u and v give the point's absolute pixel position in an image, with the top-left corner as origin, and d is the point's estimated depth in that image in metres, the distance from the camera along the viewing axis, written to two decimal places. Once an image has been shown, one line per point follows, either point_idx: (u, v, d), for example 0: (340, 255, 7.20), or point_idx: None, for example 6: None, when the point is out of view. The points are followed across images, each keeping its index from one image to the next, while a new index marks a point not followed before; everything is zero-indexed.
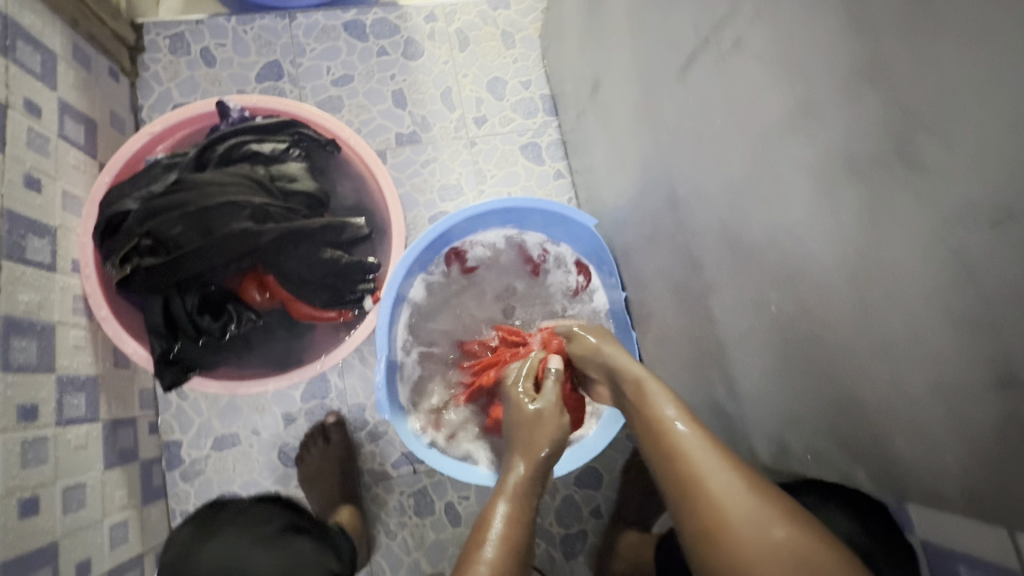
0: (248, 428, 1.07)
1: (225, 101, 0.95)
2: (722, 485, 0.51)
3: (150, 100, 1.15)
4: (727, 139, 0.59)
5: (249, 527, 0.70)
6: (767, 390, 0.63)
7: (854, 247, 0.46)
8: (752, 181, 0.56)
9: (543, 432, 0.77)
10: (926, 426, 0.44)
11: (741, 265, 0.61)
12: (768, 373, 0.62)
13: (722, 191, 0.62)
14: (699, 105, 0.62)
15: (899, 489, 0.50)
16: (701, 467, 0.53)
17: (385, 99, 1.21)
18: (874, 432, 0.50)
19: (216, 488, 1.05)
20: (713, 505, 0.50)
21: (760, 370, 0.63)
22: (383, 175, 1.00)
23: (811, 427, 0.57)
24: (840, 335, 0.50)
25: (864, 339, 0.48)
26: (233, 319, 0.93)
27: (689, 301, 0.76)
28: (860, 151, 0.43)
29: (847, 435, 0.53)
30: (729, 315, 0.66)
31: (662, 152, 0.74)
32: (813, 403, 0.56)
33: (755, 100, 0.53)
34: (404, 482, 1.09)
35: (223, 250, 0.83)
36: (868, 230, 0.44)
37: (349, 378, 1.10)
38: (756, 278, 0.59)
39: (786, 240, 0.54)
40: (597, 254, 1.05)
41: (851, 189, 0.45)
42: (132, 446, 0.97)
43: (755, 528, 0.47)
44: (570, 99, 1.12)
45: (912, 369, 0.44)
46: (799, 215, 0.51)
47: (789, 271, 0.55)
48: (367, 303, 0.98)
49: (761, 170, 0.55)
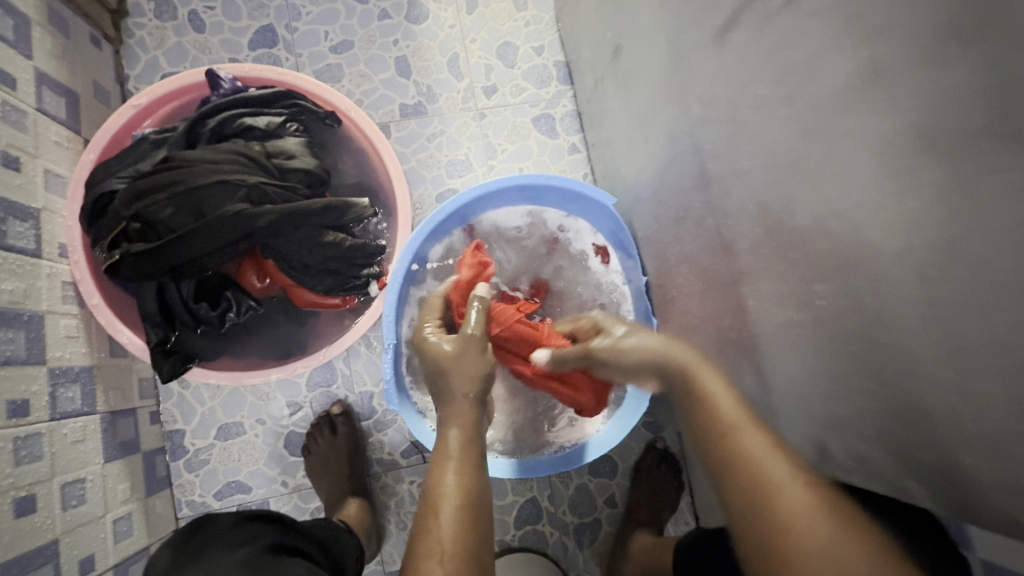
0: (253, 418, 1.04)
1: (215, 70, 0.88)
2: (801, 517, 0.45)
3: (136, 70, 1.07)
4: (776, 112, 0.52)
5: (232, 551, 0.64)
6: (805, 394, 0.58)
7: (925, 236, 0.39)
8: (801, 161, 0.50)
9: (459, 380, 0.72)
10: (999, 439, 0.38)
11: (781, 253, 0.55)
12: (806, 372, 0.56)
13: (764, 170, 0.55)
14: (739, 73, 0.55)
15: (962, 506, 0.43)
16: (771, 477, 0.49)
17: (387, 67, 1.12)
18: (933, 443, 0.44)
19: (222, 479, 1.02)
20: (780, 520, 0.46)
21: (797, 369, 0.58)
22: (386, 149, 0.92)
23: (853, 429, 0.52)
24: (902, 335, 0.44)
25: (928, 338, 0.41)
26: (232, 307, 0.86)
27: (719, 290, 0.70)
28: (949, 122, 0.36)
29: (897, 441, 0.47)
30: (764, 307, 0.61)
31: (694, 126, 0.67)
32: (860, 406, 0.50)
33: (810, 67, 0.46)
34: (414, 471, 1.07)
35: (216, 234, 0.77)
36: (944, 214, 0.37)
37: (355, 365, 1.06)
38: (802, 268, 0.53)
39: (840, 227, 0.47)
40: (618, 240, 1.00)
41: (932, 169, 0.38)
42: (132, 436, 0.93)
43: (830, 546, 0.43)
44: (587, 66, 1.04)
45: (989, 378, 0.38)
46: (859, 197, 0.44)
47: (842, 259, 0.48)
48: (372, 289, 0.92)
49: (814, 149, 0.48)
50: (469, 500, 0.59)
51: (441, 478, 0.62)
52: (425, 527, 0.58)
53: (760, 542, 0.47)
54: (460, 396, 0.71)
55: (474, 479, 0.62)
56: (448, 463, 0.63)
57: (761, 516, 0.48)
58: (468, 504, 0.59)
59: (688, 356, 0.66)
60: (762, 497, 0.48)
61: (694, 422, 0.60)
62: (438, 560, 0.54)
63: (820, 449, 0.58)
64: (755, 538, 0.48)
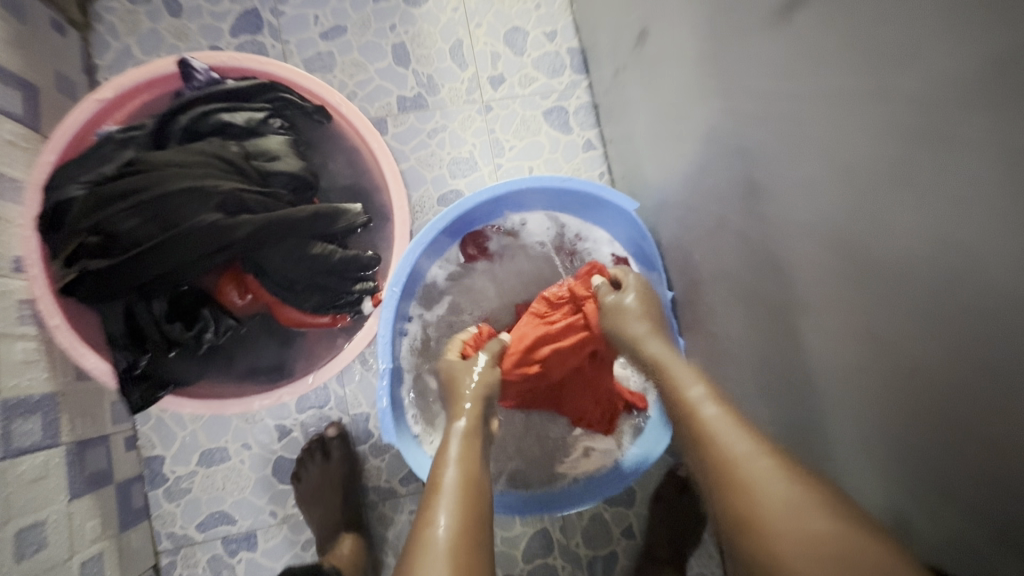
0: (238, 442, 0.95)
1: (187, 59, 0.77)
2: (764, 482, 0.47)
3: (107, 59, 0.97)
4: (856, 114, 0.41)
5: None
6: (873, 444, 0.50)
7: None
8: (889, 178, 0.39)
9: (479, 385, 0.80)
10: None
11: (852, 284, 0.46)
12: (874, 418, 0.48)
13: (836, 188, 0.45)
14: (809, 61, 0.45)
15: None
16: (735, 451, 0.51)
17: (384, 55, 1.02)
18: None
19: (205, 509, 0.94)
20: (742, 485, 0.48)
21: (860, 412, 0.50)
22: (382, 149, 0.83)
23: (937, 495, 0.44)
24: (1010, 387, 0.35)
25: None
26: (209, 326, 0.77)
27: (770, 321, 0.60)
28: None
29: (993, 511, 0.39)
30: (826, 346, 0.52)
31: (741, 125, 0.57)
32: (952, 474, 0.42)
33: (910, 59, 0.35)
34: (415, 499, 0.98)
35: (188, 247, 0.68)
36: None
37: (350, 385, 0.97)
38: (881, 312, 0.44)
39: (941, 253, 0.37)
40: (639, 248, 0.90)
41: None
42: (105, 466, 0.85)
43: (794, 513, 0.43)
44: (605, 53, 0.93)
45: None
46: (967, 236, 0.34)
47: (935, 306, 0.38)
48: (366, 306, 0.82)
49: (920, 176, 0.37)
50: (472, 490, 0.63)
51: (445, 462, 0.66)
52: (428, 506, 0.61)
53: (728, 514, 0.48)
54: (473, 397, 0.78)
55: (475, 467, 0.67)
56: (448, 453, 0.68)
57: (724, 488, 0.49)
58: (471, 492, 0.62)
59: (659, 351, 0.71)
60: (723, 467, 0.51)
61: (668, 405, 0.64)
62: (438, 531, 0.56)
63: (900, 516, 0.50)
64: (728, 514, 0.48)
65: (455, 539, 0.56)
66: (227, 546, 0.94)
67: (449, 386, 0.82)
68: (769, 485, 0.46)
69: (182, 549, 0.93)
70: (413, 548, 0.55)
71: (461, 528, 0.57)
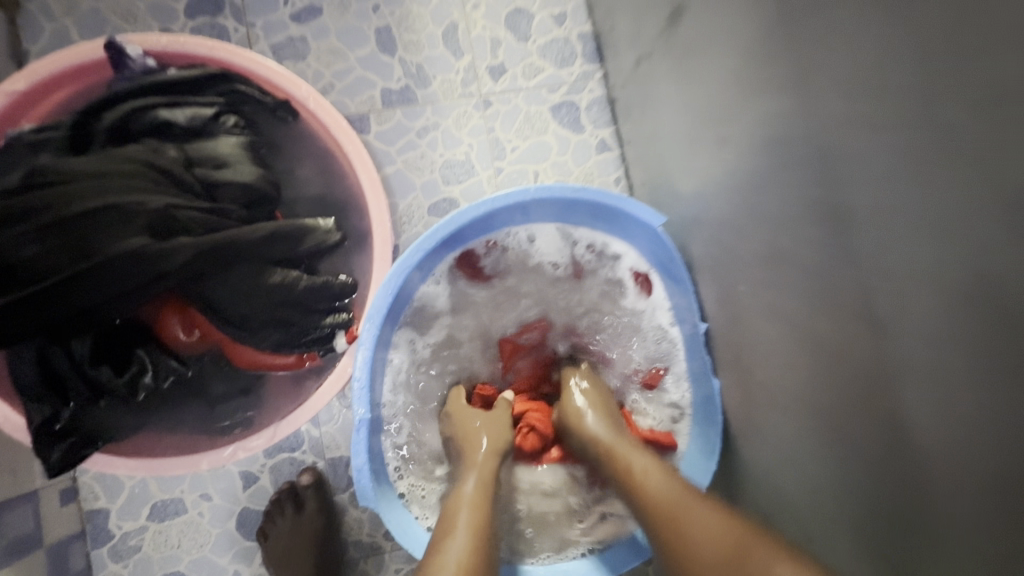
0: (196, 492, 0.82)
1: (118, 43, 0.63)
2: (689, 515, 0.53)
3: (39, 45, 0.82)
4: None
5: None
6: (961, 529, 0.38)
7: None
8: None
9: (490, 429, 0.71)
10: None
11: (979, 337, 0.34)
12: (959, 490, 0.38)
13: (1005, 222, 0.31)
14: (962, 37, 0.31)
15: None
16: (658, 496, 0.56)
17: (366, 40, 0.87)
18: None
19: (158, 570, 0.81)
20: (672, 525, 0.53)
21: (942, 483, 0.39)
22: (359, 153, 0.69)
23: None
24: None
25: None
26: (147, 369, 0.64)
27: (850, 384, 0.46)
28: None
29: None
30: (935, 428, 0.39)
31: (822, 129, 0.43)
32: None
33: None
34: (402, 556, 0.84)
35: (111, 279, 0.55)
36: None
37: (326, 425, 0.83)
38: None
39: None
40: (665, 270, 0.76)
41: None
42: (30, 530, 0.71)
43: (704, 527, 0.52)
44: (625, 38, 0.78)
45: None
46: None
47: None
48: (339, 342, 0.69)
49: None
50: (485, 528, 0.57)
51: (461, 492, 0.62)
52: (439, 544, 0.56)
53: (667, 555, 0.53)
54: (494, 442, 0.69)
55: (489, 508, 0.60)
56: (468, 478, 0.64)
57: (659, 532, 0.54)
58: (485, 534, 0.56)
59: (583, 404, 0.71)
60: (655, 515, 0.55)
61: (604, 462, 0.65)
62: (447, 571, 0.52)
63: None
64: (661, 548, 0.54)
65: (467, 565, 0.53)
66: None
67: (457, 428, 0.73)
68: (694, 521, 0.52)
69: None
70: None
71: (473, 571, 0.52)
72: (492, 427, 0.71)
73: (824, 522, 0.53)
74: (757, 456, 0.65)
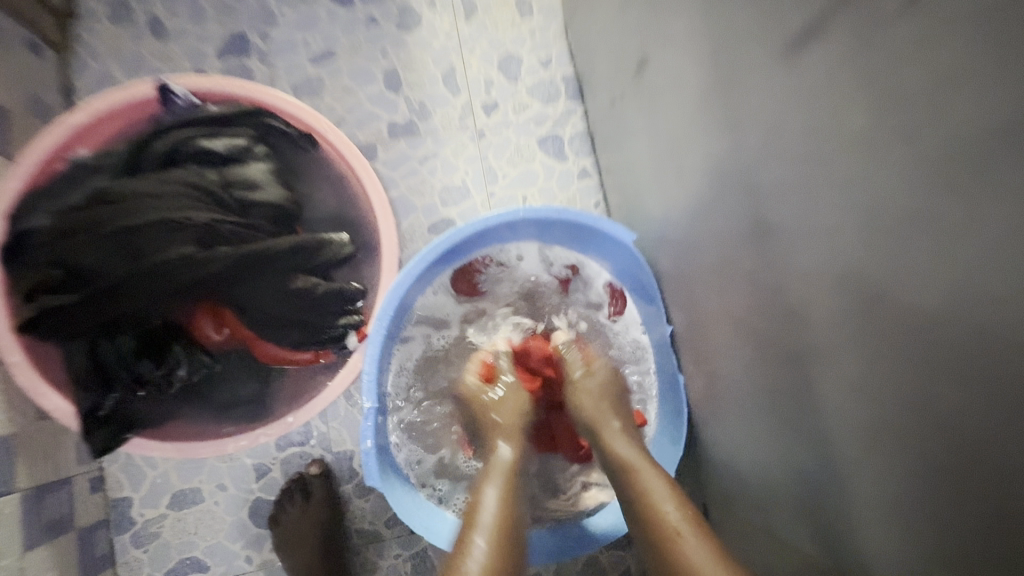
0: (212, 483, 0.89)
1: (167, 84, 0.74)
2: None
3: (86, 81, 0.93)
4: (892, 157, 0.39)
5: None
6: (861, 468, 0.50)
7: (954, 269, 0.37)
8: (892, 213, 0.40)
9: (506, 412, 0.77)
10: None
11: (869, 320, 0.45)
12: (852, 435, 0.50)
13: (873, 230, 0.42)
14: (831, 98, 0.43)
15: None
16: None
17: (374, 80, 0.99)
18: (991, 498, 0.38)
19: (176, 555, 0.88)
20: None
21: (841, 432, 0.51)
22: (370, 179, 0.80)
23: (913, 512, 0.45)
24: (955, 389, 0.38)
25: (972, 376, 0.37)
26: (181, 364, 0.72)
27: (785, 367, 0.57)
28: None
29: (965, 510, 0.40)
30: (837, 392, 0.50)
31: (746, 161, 0.55)
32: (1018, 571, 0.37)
33: (971, 101, 0.33)
34: (401, 543, 0.92)
35: (160, 282, 0.64)
36: (967, 244, 0.35)
37: (333, 421, 0.92)
38: (897, 351, 0.43)
39: (892, 264, 0.41)
40: (637, 282, 0.87)
41: None
42: (65, 512, 0.79)
43: None
44: (602, 81, 0.91)
45: None
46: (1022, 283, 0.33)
47: (1009, 380, 0.34)
48: (350, 341, 0.79)
49: (921, 206, 0.38)
50: (508, 525, 0.61)
51: (482, 496, 0.65)
52: (463, 540, 0.61)
53: None
54: (512, 425, 0.75)
55: (511, 505, 0.64)
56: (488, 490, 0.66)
57: None
58: (507, 531, 0.61)
59: (629, 455, 0.67)
60: None
61: (635, 519, 0.61)
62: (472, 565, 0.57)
63: None
64: None
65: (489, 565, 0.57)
66: None
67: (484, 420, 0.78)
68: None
69: None
70: None
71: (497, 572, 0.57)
72: (512, 419, 0.76)
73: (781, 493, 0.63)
74: (720, 440, 0.75)
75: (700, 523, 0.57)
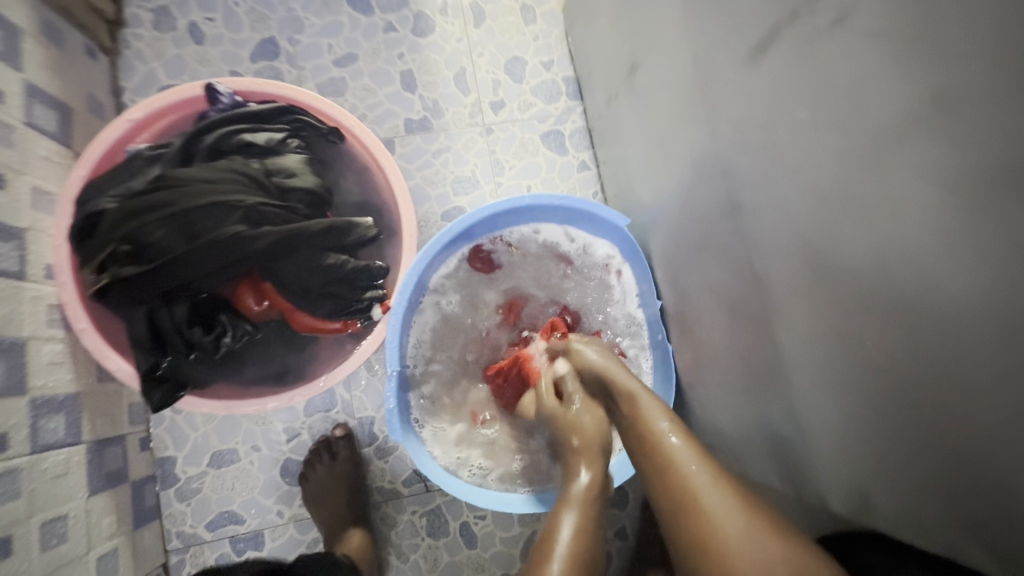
0: (248, 444, 0.99)
1: (214, 85, 0.84)
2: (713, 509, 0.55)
3: (133, 82, 1.03)
4: (829, 142, 0.49)
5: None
6: (811, 405, 0.59)
7: (874, 231, 0.46)
8: (830, 189, 0.50)
9: (590, 433, 0.75)
10: (961, 396, 0.42)
11: (817, 278, 0.54)
12: (805, 378, 0.59)
13: (817, 203, 0.52)
14: (784, 96, 0.53)
15: (951, 492, 0.45)
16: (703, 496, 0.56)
17: (392, 81, 1.09)
18: (912, 415, 0.47)
19: (215, 508, 0.98)
20: (709, 529, 0.54)
21: (797, 377, 0.60)
22: (392, 168, 0.89)
23: (853, 436, 0.54)
24: (879, 329, 0.48)
25: (892, 317, 0.47)
26: (227, 331, 0.82)
27: (753, 326, 0.67)
28: (1023, 153, 0.34)
29: (892, 429, 0.50)
30: (792, 343, 0.60)
31: (721, 150, 0.64)
32: (927, 461, 0.47)
33: (882, 97, 0.43)
34: (417, 501, 1.02)
35: (214, 256, 0.73)
36: (883, 212, 0.45)
37: (356, 389, 1.01)
38: (836, 303, 0.52)
39: (831, 231, 0.51)
40: (631, 262, 0.96)
41: (940, 195, 0.40)
42: (120, 466, 0.88)
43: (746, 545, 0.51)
44: (598, 82, 1.00)
45: (941, 341, 0.43)
46: (913, 233, 0.43)
47: (916, 316, 0.44)
48: (375, 312, 0.88)
49: (850, 183, 0.48)
50: (581, 556, 0.62)
51: (556, 527, 0.65)
52: (536, 571, 0.61)
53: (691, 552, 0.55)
54: (592, 444, 0.74)
55: (586, 536, 0.64)
56: (566, 516, 0.66)
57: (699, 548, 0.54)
58: (580, 563, 0.61)
59: (635, 387, 0.72)
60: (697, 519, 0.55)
61: (634, 436, 0.68)
62: None
63: (862, 499, 0.55)
64: (683, 536, 0.56)
65: None
66: (235, 545, 0.97)
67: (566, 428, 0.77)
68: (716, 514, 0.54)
69: (191, 547, 0.97)
70: None
71: None
72: (592, 441, 0.75)
73: (753, 438, 0.72)
74: (703, 400, 0.85)
75: (691, 435, 0.64)
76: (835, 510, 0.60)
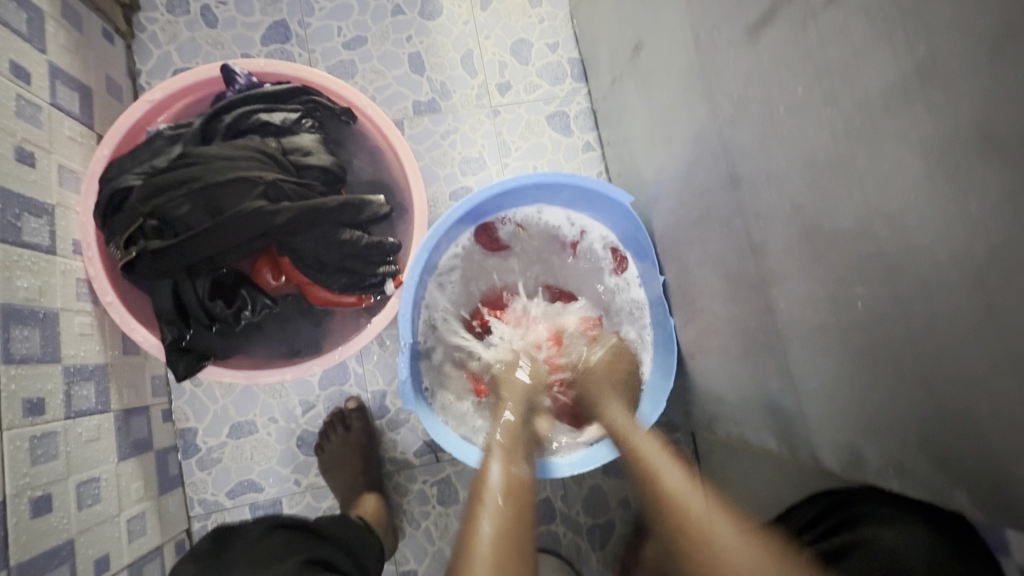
0: (265, 416, 1.03)
1: (230, 65, 0.86)
2: (715, 531, 0.65)
3: (148, 65, 1.06)
4: (824, 115, 0.52)
5: (259, 548, 0.69)
6: (806, 367, 0.63)
7: (864, 198, 0.49)
8: (824, 159, 0.53)
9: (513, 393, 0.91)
10: (943, 350, 0.46)
11: (811, 246, 0.57)
12: (799, 341, 0.63)
13: (811, 172, 0.55)
14: (780, 72, 0.56)
15: (934, 441, 0.49)
16: None
17: (401, 63, 1.11)
18: (897, 369, 0.51)
19: (234, 477, 1.02)
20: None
21: (793, 342, 0.64)
22: (403, 146, 0.91)
23: (848, 397, 0.58)
24: (868, 291, 0.51)
25: (881, 279, 0.50)
26: (247, 304, 0.86)
27: (750, 296, 0.70)
28: (995, 120, 0.37)
29: (881, 385, 0.53)
30: (789, 310, 0.63)
31: (721, 126, 0.67)
32: (911, 412, 0.51)
33: (871, 70, 0.46)
34: (427, 470, 1.06)
35: (234, 231, 0.76)
36: (873, 178, 0.48)
37: (369, 364, 1.05)
38: (830, 267, 0.55)
39: (824, 199, 0.54)
40: (634, 241, 1.00)
41: (925, 162, 0.43)
42: (145, 434, 0.92)
43: None
44: (603, 63, 1.03)
45: (925, 299, 0.46)
46: (899, 199, 0.46)
47: (899, 275, 0.48)
48: (388, 287, 0.92)
49: (843, 152, 0.50)
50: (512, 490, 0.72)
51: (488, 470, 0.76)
52: (475, 512, 0.70)
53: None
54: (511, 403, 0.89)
55: (515, 472, 0.75)
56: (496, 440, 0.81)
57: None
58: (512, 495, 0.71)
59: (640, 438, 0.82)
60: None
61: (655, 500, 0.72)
62: (484, 539, 0.66)
63: (853, 455, 0.59)
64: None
65: (499, 532, 0.67)
66: (254, 512, 1.02)
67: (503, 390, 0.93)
68: (718, 538, 0.64)
69: (213, 514, 1.01)
70: (464, 549, 0.66)
71: (506, 537, 0.66)
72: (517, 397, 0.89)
73: (751, 405, 0.76)
74: (704, 371, 0.89)
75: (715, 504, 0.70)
76: (827, 465, 0.64)
